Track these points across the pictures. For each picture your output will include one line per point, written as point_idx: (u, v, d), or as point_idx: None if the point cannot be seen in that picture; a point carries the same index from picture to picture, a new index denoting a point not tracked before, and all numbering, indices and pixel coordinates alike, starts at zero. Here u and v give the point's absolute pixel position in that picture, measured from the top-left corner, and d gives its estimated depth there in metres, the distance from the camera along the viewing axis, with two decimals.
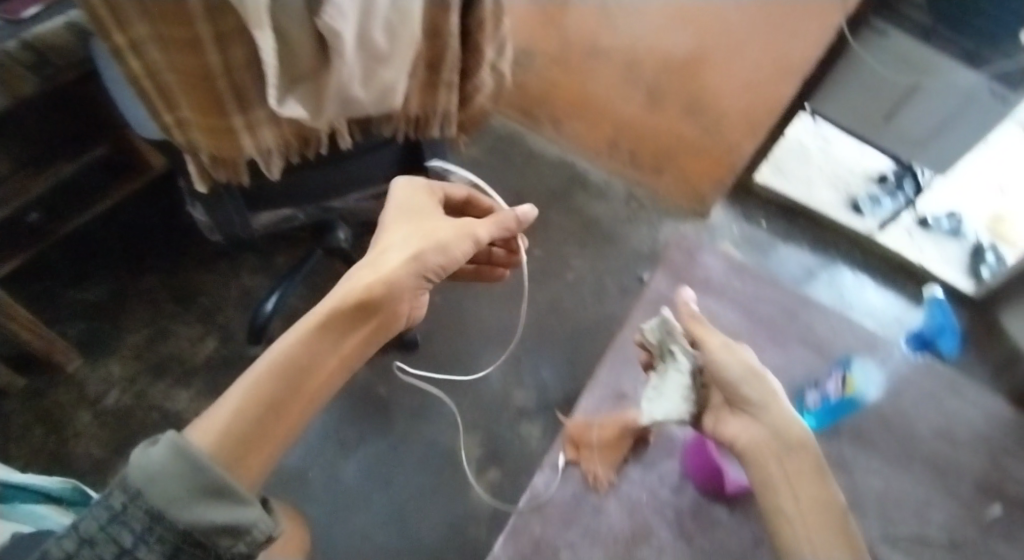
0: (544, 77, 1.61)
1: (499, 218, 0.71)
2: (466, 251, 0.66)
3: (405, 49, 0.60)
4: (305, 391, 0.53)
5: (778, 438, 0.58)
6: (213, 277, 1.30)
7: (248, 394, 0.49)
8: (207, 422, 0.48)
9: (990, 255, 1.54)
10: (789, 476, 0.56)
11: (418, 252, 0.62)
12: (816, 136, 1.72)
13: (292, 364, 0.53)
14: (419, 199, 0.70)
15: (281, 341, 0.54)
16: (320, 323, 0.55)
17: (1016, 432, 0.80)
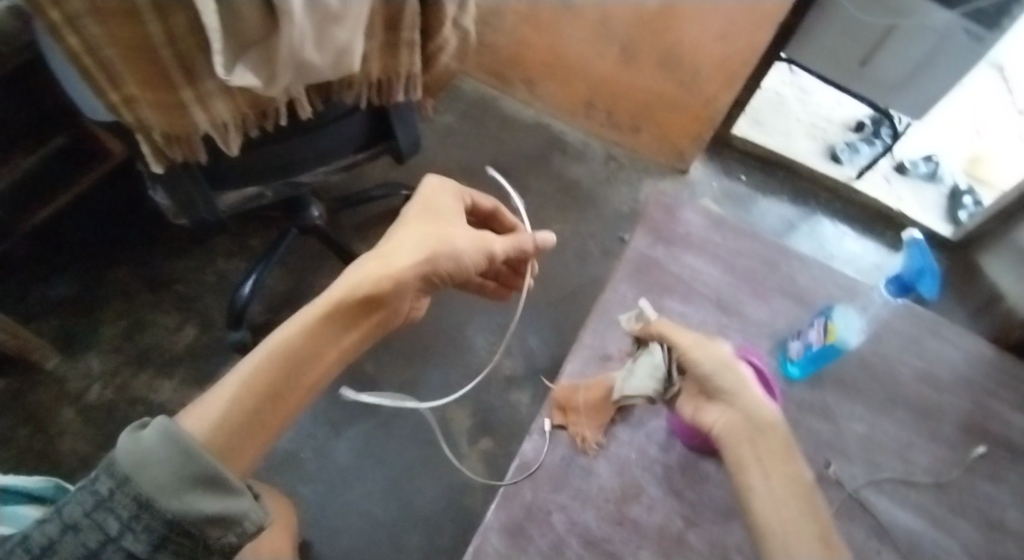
0: (509, 35, 1.47)
1: (517, 237, 0.71)
2: (477, 263, 0.67)
3: (358, 7, 0.58)
4: (301, 384, 0.56)
5: (750, 422, 0.56)
6: (188, 263, 1.27)
7: (246, 382, 0.53)
8: (206, 404, 0.51)
9: (968, 199, 1.56)
10: (761, 460, 0.54)
11: (430, 260, 0.63)
12: (794, 86, 1.72)
13: (293, 356, 0.56)
14: (441, 199, 0.71)
15: (285, 330, 0.56)
16: (326, 318, 0.58)
17: (995, 370, 0.82)
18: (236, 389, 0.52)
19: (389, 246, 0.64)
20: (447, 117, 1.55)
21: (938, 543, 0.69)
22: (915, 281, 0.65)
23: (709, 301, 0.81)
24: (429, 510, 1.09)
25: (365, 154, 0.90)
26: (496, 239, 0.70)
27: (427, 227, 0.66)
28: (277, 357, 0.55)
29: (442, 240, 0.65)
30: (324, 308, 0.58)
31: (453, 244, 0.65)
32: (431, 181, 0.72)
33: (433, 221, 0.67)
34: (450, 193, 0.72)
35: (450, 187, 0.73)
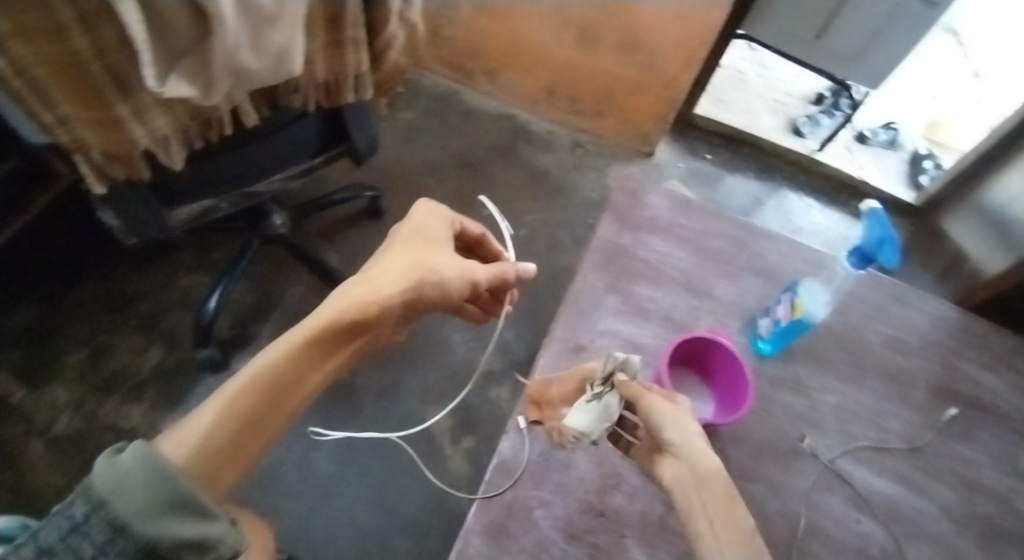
0: (467, 27, 1.45)
1: (501, 267, 0.73)
2: (461, 292, 0.68)
3: (293, 7, 0.56)
4: (283, 409, 0.56)
5: (697, 472, 0.48)
6: (151, 281, 1.24)
7: (227, 408, 0.52)
8: (184, 431, 0.50)
9: (928, 163, 1.59)
10: (709, 509, 0.46)
11: (417, 289, 0.63)
12: (753, 62, 1.74)
13: (277, 381, 0.55)
14: (430, 223, 0.70)
15: (269, 353, 0.55)
16: (312, 343, 0.57)
17: (961, 332, 0.83)
18: (218, 417, 0.51)
19: (377, 269, 0.63)
20: (408, 113, 1.53)
21: (915, 507, 0.70)
22: (875, 252, 0.65)
23: (678, 283, 0.81)
24: (417, 513, 1.09)
25: (321, 158, 0.87)
26: (479, 267, 0.70)
27: (416, 252, 0.65)
28: (261, 382, 0.54)
29: (430, 268, 0.65)
30: (310, 333, 0.57)
31: (440, 273, 0.65)
32: (423, 205, 0.71)
33: (421, 247, 0.67)
34: (440, 218, 0.71)
35: (443, 213, 0.72)
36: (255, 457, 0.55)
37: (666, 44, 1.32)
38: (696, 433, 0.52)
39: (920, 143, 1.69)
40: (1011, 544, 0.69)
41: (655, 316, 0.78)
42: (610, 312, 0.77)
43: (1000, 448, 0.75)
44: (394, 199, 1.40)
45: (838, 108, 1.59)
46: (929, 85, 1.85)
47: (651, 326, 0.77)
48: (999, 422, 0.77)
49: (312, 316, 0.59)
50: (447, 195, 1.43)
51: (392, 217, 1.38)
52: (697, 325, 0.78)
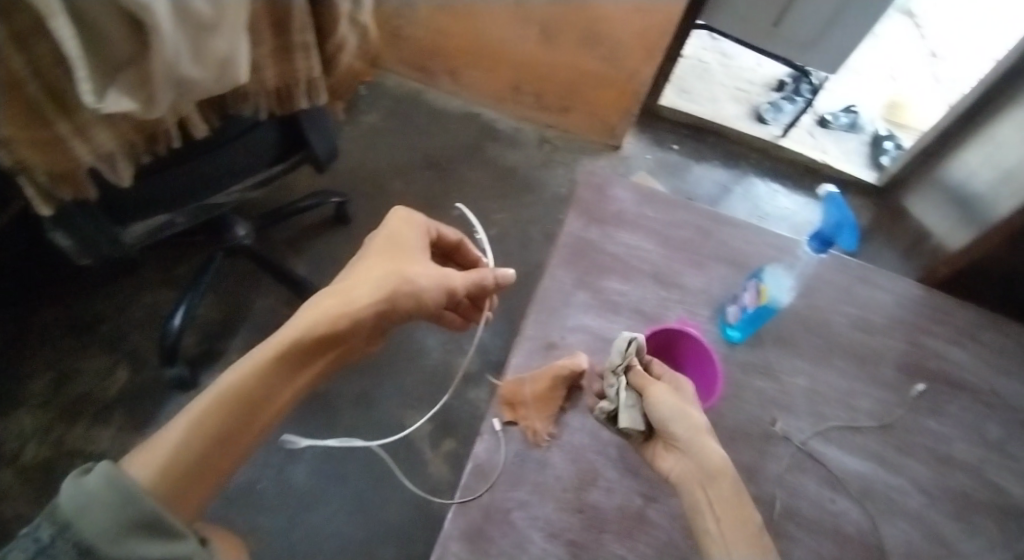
0: (427, 26, 1.44)
1: (479, 273, 0.70)
2: (438, 301, 0.66)
3: (235, 16, 0.55)
4: (254, 426, 0.54)
5: (702, 469, 0.56)
6: (114, 300, 1.21)
7: (194, 427, 0.51)
8: (151, 450, 0.49)
9: (888, 144, 1.62)
10: (715, 505, 0.54)
11: (390, 300, 0.61)
12: (714, 52, 1.76)
13: (246, 398, 0.53)
14: (405, 232, 0.68)
15: (238, 369, 0.54)
16: (281, 358, 0.56)
17: (925, 309, 0.85)
18: (185, 438, 0.50)
19: (349, 281, 0.62)
20: (372, 116, 1.51)
21: (888, 483, 0.71)
22: (835, 236, 0.65)
23: (647, 276, 0.81)
24: (401, 520, 1.08)
25: (281, 166, 0.86)
26: (457, 274, 0.68)
27: (389, 263, 0.64)
28: (230, 399, 0.53)
29: (404, 277, 0.62)
30: (280, 348, 0.56)
31: (415, 282, 0.62)
32: (398, 213, 0.69)
33: (395, 257, 0.65)
34: (415, 226, 0.70)
35: (418, 221, 0.70)
36: (224, 477, 0.54)
37: (626, 37, 1.32)
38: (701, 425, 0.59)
39: (880, 125, 1.73)
40: (981, 514, 0.71)
41: (625, 309, 0.78)
42: (580, 308, 0.77)
43: (968, 421, 0.77)
44: (362, 204, 1.39)
45: (799, 94, 1.63)
46: (886, 67, 1.88)
47: (622, 320, 0.77)
48: (965, 395, 0.79)
49: (283, 330, 0.57)
50: (415, 197, 1.41)
51: (360, 222, 1.36)
52: (667, 316, 0.79)
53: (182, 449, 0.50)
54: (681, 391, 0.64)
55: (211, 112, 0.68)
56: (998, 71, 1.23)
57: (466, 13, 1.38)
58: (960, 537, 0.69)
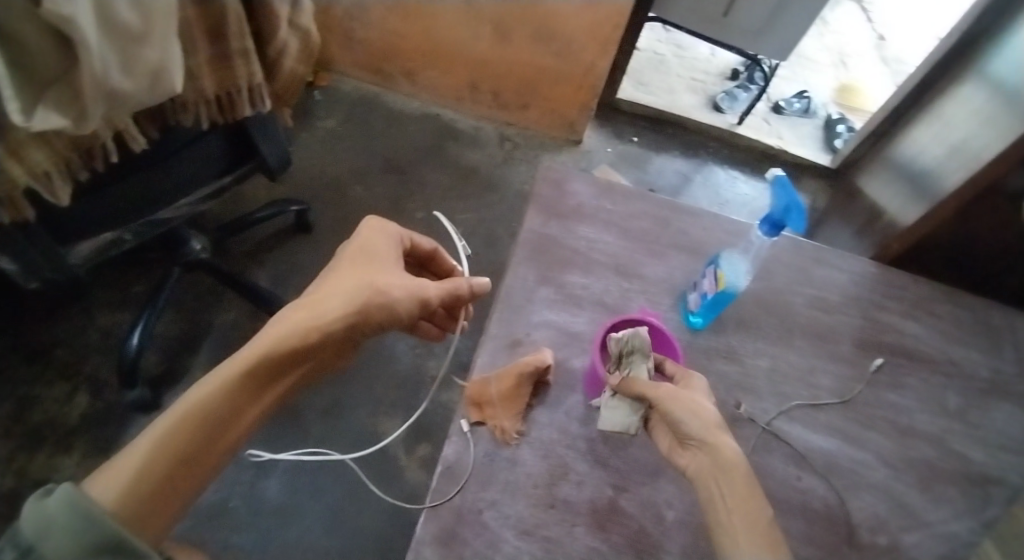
0: (380, 28, 1.43)
1: (453, 283, 0.65)
2: (412, 312, 0.62)
3: (164, 24, 0.55)
4: (221, 444, 0.53)
5: (715, 465, 0.58)
6: (68, 325, 1.17)
7: (158, 447, 0.49)
8: (113, 471, 0.48)
9: (841, 127, 1.67)
10: (731, 501, 0.56)
11: (362, 312, 0.59)
12: (669, 44, 1.81)
13: (211, 416, 0.52)
14: (378, 241, 0.66)
15: (203, 386, 0.53)
16: (248, 374, 0.54)
17: (879, 285, 0.87)
18: (147, 458, 0.48)
19: (319, 293, 0.60)
20: (329, 121, 1.49)
21: (853, 458, 0.73)
22: (785, 219, 0.65)
23: (609, 268, 0.81)
24: (380, 529, 1.06)
25: (231, 178, 0.84)
26: (431, 283, 0.64)
27: (361, 274, 0.61)
28: (194, 417, 0.51)
29: (376, 288, 0.60)
30: (247, 364, 0.54)
31: (388, 294, 0.60)
32: (371, 223, 0.67)
33: (367, 268, 0.62)
34: (389, 235, 0.67)
35: (392, 231, 0.67)
36: (190, 500, 0.52)
37: (578, 31, 1.31)
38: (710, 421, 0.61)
39: (832, 109, 1.77)
40: (944, 482, 0.73)
41: (588, 302, 0.78)
42: (543, 304, 0.77)
43: (927, 392, 0.79)
44: (323, 211, 1.37)
45: (752, 82, 1.68)
46: (835, 52, 1.93)
47: (586, 313, 0.77)
48: (923, 367, 0.81)
49: (250, 345, 0.56)
50: (377, 201, 1.40)
51: (322, 229, 1.34)
52: (630, 306, 0.79)
53: (144, 469, 0.48)
54: (692, 388, 0.65)
55: (148, 123, 0.67)
56: (943, 52, 1.26)
57: (418, 14, 1.37)
58: (924, 505, 0.71)
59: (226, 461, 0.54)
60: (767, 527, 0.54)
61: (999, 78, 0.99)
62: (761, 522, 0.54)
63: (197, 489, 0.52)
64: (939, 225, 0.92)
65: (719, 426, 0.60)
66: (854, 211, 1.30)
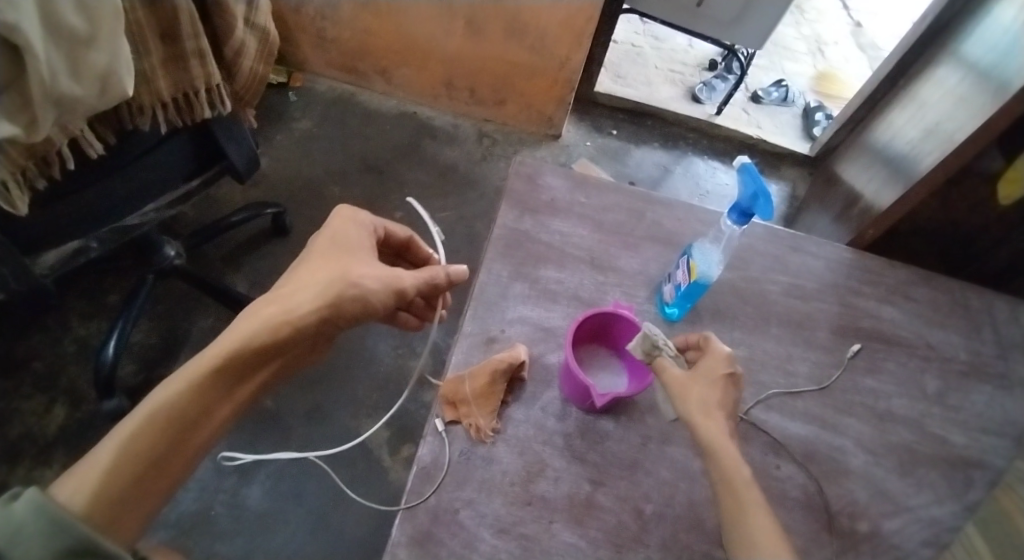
0: (352, 27, 1.42)
1: (430, 271, 0.64)
2: (388, 303, 0.62)
3: (111, 27, 0.54)
4: (190, 444, 0.52)
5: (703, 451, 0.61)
6: (42, 338, 1.15)
7: (125, 449, 0.48)
8: (80, 474, 0.47)
9: (819, 115, 1.67)
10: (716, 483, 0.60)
11: (334, 305, 0.58)
12: (645, 37, 1.81)
13: (180, 415, 0.51)
14: (350, 231, 0.63)
15: (170, 385, 0.51)
16: (217, 372, 0.53)
17: (855, 271, 0.87)
18: (114, 460, 0.47)
19: (289, 287, 0.58)
20: (304, 122, 1.48)
21: (831, 445, 0.73)
22: (753, 206, 0.65)
23: (583, 262, 0.81)
24: (366, 532, 1.05)
25: (201, 179, 0.83)
26: (407, 273, 0.63)
27: (332, 264, 0.60)
28: (162, 418, 0.50)
29: (348, 280, 0.58)
30: (214, 361, 0.53)
31: (360, 285, 0.59)
32: (341, 212, 0.64)
33: (339, 258, 0.60)
34: (361, 224, 0.65)
35: (364, 219, 0.65)
36: (162, 503, 0.51)
37: (551, 25, 1.30)
38: (704, 405, 0.62)
39: (810, 97, 1.78)
40: (925, 467, 0.73)
41: (563, 297, 0.78)
42: (517, 300, 0.76)
43: (906, 377, 0.79)
44: (301, 212, 1.35)
45: (730, 72, 1.69)
46: (811, 41, 1.94)
47: (560, 308, 0.77)
48: (901, 351, 0.81)
49: (217, 343, 0.54)
50: (355, 202, 1.39)
51: (300, 231, 1.33)
52: (605, 300, 0.79)
53: (112, 472, 0.47)
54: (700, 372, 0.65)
55: (106, 128, 0.66)
56: (917, 36, 1.26)
57: (389, 13, 1.36)
58: (905, 490, 0.71)
59: (195, 465, 0.53)
60: (745, 497, 0.58)
61: (970, 60, 0.99)
62: (737, 493, 0.58)
63: (167, 494, 0.51)
64: (915, 208, 0.92)
65: (710, 411, 0.62)
66: (832, 197, 1.30)
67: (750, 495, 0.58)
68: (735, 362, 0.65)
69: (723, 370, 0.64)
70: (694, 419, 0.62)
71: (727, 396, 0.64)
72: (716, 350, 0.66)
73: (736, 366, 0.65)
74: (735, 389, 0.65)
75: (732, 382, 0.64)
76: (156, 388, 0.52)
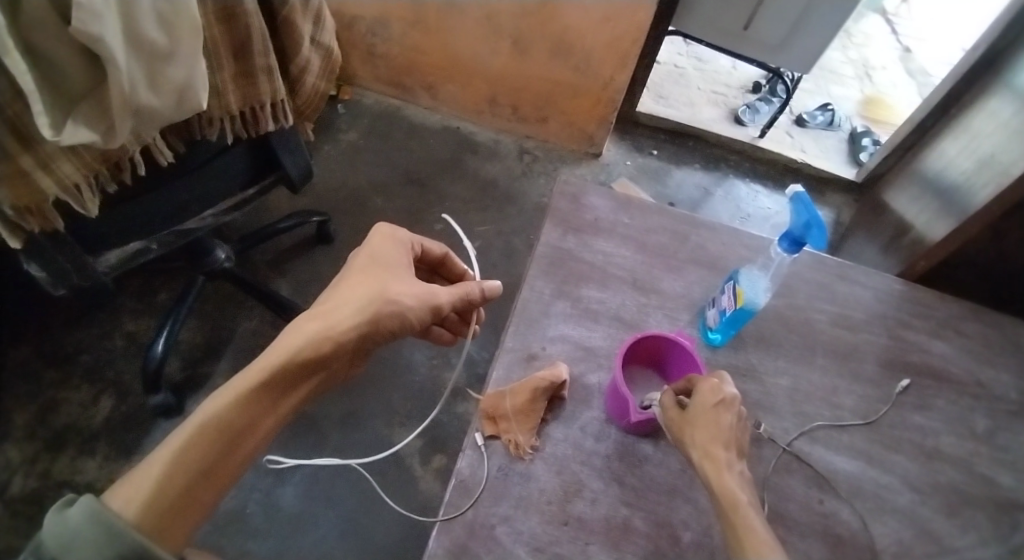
0: (402, 43, 1.45)
1: (464, 287, 0.66)
2: (423, 319, 0.63)
3: (190, 42, 0.57)
4: (239, 454, 0.53)
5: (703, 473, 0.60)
6: (93, 331, 1.20)
7: (178, 457, 0.50)
8: (134, 483, 0.48)
9: (866, 141, 1.64)
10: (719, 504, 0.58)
11: (372, 322, 0.60)
12: (688, 57, 1.82)
13: (229, 427, 0.52)
14: (389, 248, 0.65)
15: (219, 398, 0.53)
16: (264, 385, 0.55)
17: (904, 303, 0.85)
18: (169, 467, 0.49)
19: (330, 303, 0.60)
20: (352, 134, 1.52)
21: (877, 482, 0.71)
22: (805, 235, 0.64)
23: (626, 283, 0.81)
24: (394, 540, 1.06)
25: (255, 189, 0.86)
26: (442, 289, 0.64)
27: (371, 281, 0.61)
28: (213, 428, 0.52)
29: (386, 297, 0.60)
30: (263, 374, 0.55)
31: (398, 302, 0.61)
32: (380, 229, 0.66)
33: (377, 274, 0.62)
34: (399, 242, 0.66)
35: (401, 237, 0.67)
36: (210, 511, 0.52)
37: (597, 45, 1.31)
38: (701, 429, 0.60)
39: (856, 122, 1.75)
40: (974, 509, 0.70)
41: (604, 317, 0.78)
42: (559, 318, 0.77)
43: (956, 414, 0.76)
44: (344, 222, 1.38)
45: (774, 95, 1.68)
46: (859, 65, 1.91)
47: (602, 328, 0.77)
48: (951, 388, 0.78)
49: (263, 357, 0.56)
50: (397, 213, 1.41)
51: (342, 239, 1.36)
52: (648, 322, 0.78)
53: (166, 480, 0.49)
54: (700, 393, 0.62)
55: (175, 138, 0.70)
56: (971, 63, 1.24)
57: (438, 31, 1.39)
58: (952, 532, 0.68)
59: (240, 474, 0.54)
60: (743, 529, 0.54)
61: None
62: (734, 526, 0.55)
63: (214, 502, 0.52)
64: (967, 241, 0.90)
65: (712, 437, 0.60)
66: (880, 226, 1.27)
67: (748, 525, 0.55)
68: (721, 389, 0.62)
69: (709, 397, 0.61)
70: (688, 448, 0.61)
71: (717, 422, 0.60)
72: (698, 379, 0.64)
73: (727, 392, 0.62)
74: (732, 415, 0.61)
75: (720, 408, 0.61)
76: (206, 400, 0.53)
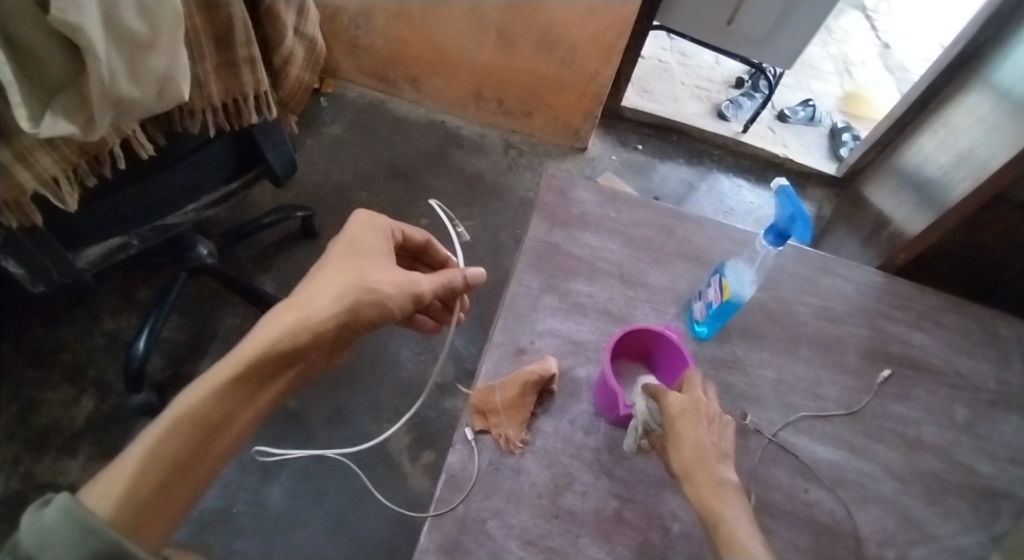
0: (385, 36, 1.44)
1: (447, 274, 0.65)
2: (405, 308, 0.63)
3: (171, 33, 0.56)
4: (216, 448, 0.53)
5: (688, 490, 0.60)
6: (72, 330, 1.17)
7: (152, 452, 0.49)
8: (108, 480, 0.48)
9: (846, 135, 1.67)
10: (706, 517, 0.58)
11: (350, 311, 0.59)
12: (671, 52, 1.83)
13: (205, 421, 0.52)
14: (369, 236, 0.64)
15: (194, 392, 0.53)
16: (240, 378, 0.54)
17: (885, 295, 0.86)
18: (142, 463, 0.48)
19: (307, 292, 0.60)
20: (335, 128, 1.50)
21: (861, 471, 0.72)
22: (790, 228, 0.65)
23: (613, 276, 0.81)
24: (383, 536, 1.06)
25: (237, 181, 0.85)
26: (424, 277, 0.64)
27: (350, 269, 0.61)
28: (188, 422, 0.51)
29: (365, 286, 0.60)
30: (238, 367, 0.54)
31: (377, 290, 0.60)
32: (359, 216, 0.65)
33: (356, 263, 0.62)
34: (379, 228, 0.66)
35: (381, 223, 0.66)
36: (188, 508, 0.51)
37: (581, 38, 1.31)
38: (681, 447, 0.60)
39: (836, 117, 1.77)
40: (953, 496, 0.72)
41: (593, 311, 0.78)
42: (548, 312, 0.77)
43: (934, 403, 0.78)
44: (328, 216, 1.37)
45: (757, 90, 1.69)
46: (839, 60, 1.94)
47: (590, 322, 0.77)
48: (931, 378, 0.80)
49: (239, 349, 0.56)
50: (382, 207, 1.40)
51: (326, 235, 1.34)
52: (635, 315, 0.79)
53: (140, 476, 0.48)
54: (671, 407, 0.62)
55: (155, 130, 0.68)
56: (948, 59, 1.26)
57: (422, 24, 1.38)
58: (932, 518, 0.70)
59: (220, 469, 0.54)
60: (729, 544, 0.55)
61: (1002, 88, 0.99)
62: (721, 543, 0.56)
63: (193, 498, 0.52)
64: (945, 235, 0.92)
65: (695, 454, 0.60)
66: (859, 220, 1.30)
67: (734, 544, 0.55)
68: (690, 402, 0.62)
69: (675, 409, 0.62)
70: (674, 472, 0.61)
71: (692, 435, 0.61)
72: (667, 392, 0.63)
73: (693, 402, 0.62)
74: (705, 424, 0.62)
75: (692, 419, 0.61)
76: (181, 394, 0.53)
